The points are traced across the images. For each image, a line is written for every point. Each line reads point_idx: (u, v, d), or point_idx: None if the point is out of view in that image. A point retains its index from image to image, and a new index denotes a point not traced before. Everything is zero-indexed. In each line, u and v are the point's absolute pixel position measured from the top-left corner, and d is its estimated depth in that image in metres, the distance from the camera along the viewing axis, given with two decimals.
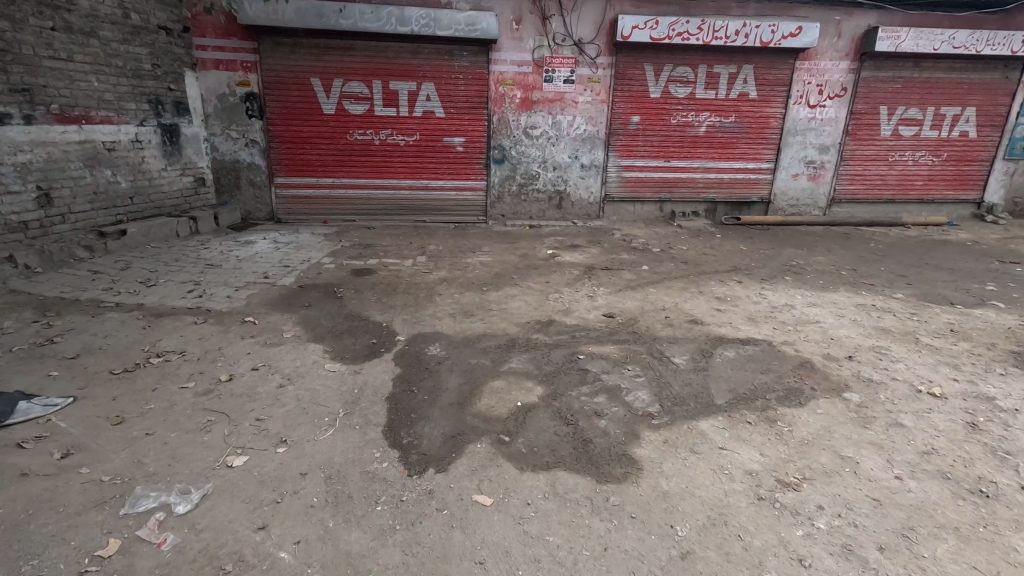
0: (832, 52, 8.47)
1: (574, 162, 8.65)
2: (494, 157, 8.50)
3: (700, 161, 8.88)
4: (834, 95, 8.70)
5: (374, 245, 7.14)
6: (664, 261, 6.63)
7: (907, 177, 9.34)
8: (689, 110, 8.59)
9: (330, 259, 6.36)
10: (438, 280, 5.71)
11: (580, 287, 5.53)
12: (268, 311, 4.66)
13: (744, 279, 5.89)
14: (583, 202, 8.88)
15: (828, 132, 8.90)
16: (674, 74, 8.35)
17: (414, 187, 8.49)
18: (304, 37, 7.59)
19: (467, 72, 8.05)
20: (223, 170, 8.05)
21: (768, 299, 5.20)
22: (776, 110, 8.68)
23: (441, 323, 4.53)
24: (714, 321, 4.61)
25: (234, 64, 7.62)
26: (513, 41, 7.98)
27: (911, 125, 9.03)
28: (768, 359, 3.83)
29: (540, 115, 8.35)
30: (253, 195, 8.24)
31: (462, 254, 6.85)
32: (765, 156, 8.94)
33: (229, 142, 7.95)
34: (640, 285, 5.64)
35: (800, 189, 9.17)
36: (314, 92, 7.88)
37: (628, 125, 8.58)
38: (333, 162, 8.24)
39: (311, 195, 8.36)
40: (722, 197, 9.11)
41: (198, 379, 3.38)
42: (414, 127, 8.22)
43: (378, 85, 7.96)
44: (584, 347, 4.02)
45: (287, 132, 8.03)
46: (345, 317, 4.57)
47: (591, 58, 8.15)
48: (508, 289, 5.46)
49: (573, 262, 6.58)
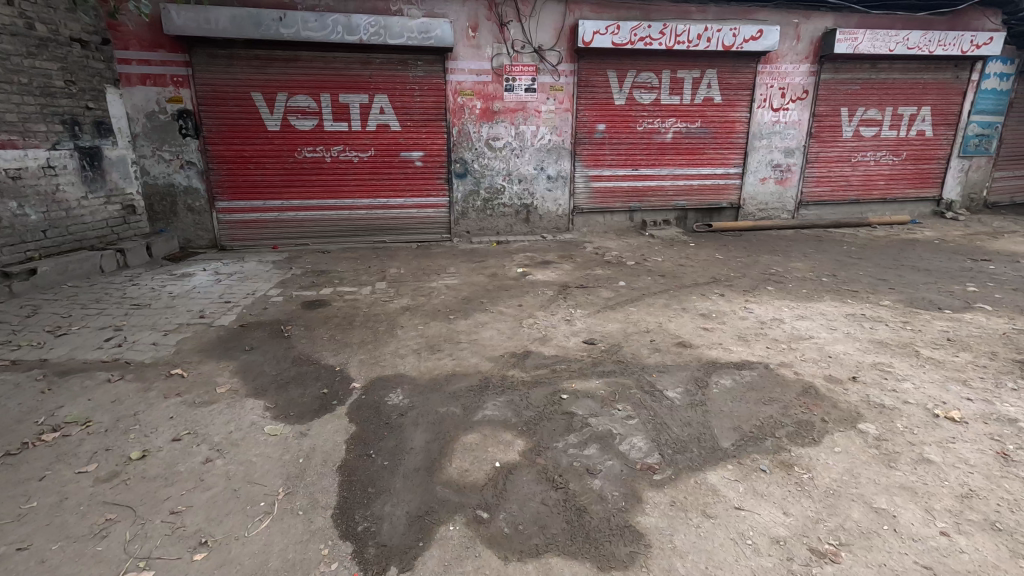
0: (792, 55, 8.41)
1: (540, 174, 8.27)
2: (456, 172, 8.03)
3: (669, 168, 8.65)
4: (797, 98, 8.65)
5: (329, 271, 6.54)
6: (641, 275, 6.28)
7: (870, 177, 9.37)
8: (654, 117, 8.36)
9: (278, 291, 5.72)
10: (400, 309, 5.16)
11: (556, 310, 5.09)
12: (201, 359, 4.02)
13: (726, 292, 5.59)
14: (552, 215, 8.50)
15: (793, 135, 8.83)
16: (637, 80, 8.11)
17: (371, 206, 7.93)
18: (242, 48, 6.97)
19: (423, 83, 7.58)
20: (156, 195, 7.29)
21: (754, 313, 4.89)
22: (741, 114, 8.55)
23: (403, 363, 4.00)
24: (703, 341, 4.25)
25: (163, 79, 6.93)
26: (470, 49, 7.57)
27: (871, 126, 9.07)
28: (769, 387, 3.48)
29: (502, 125, 7.95)
30: (192, 221, 7.51)
31: (426, 277, 6.32)
32: (733, 161, 8.80)
33: (162, 165, 7.21)
34: (619, 303, 5.25)
35: (768, 193, 9.07)
36: (256, 107, 7.25)
37: (594, 134, 8.27)
38: (281, 182, 7.61)
39: (258, 219, 7.68)
40: (692, 204, 8.91)
41: (101, 459, 2.74)
42: (368, 142, 7.68)
43: (327, 98, 7.39)
44: (567, 384, 3.57)
45: (227, 152, 7.35)
46: (292, 362, 3.98)
47: (552, 66, 7.83)
48: (477, 316, 4.97)
49: (546, 280, 6.16)
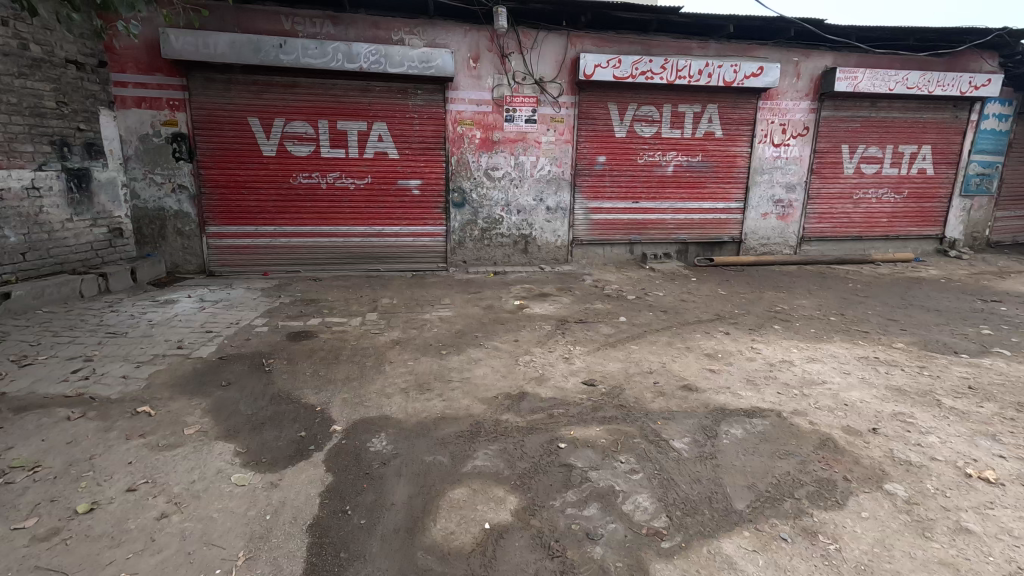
0: (793, 92, 8.44)
1: (539, 205, 8.15)
2: (454, 201, 7.90)
3: (669, 201, 8.55)
4: (798, 134, 8.63)
5: (319, 300, 6.31)
6: (642, 310, 6.07)
7: (872, 214, 9.29)
8: (655, 150, 8.29)
9: (264, 320, 5.47)
10: (390, 343, 4.91)
11: (554, 346, 4.84)
12: (172, 395, 3.74)
13: (731, 330, 5.38)
14: (550, 246, 8.34)
15: (794, 170, 8.78)
16: (638, 113, 8.08)
17: (366, 234, 7.76)
18: (241, 74, 6.92)
19: (423, 112, 7.52)
20: (145, 219, 7.11)
21: (763, 354, 4.66)
22: (742, 149, 8.51)
23: (389, 403, 3.73)
24: (711, 385, 4.00)
25: (159, 102, 6.84)
26: (471, 80, 7.54)
27: (872, 163, 9.04)
28: (784, 438, 3.21)
29: (502, 155, 7.87)
30: (181, 245, 7.31)
31: (420, 308, 6.10)
32: (734, 196, 8.72)
33: (154, 188, 7.06)
34: (620, 341, 5.02)
35: (769, 228, 8.96)
36: (252, 132, 7.15)
37: (594, 166, 8.19)
38: (274, 208, 7.45)
39: (248, 245, 7.49)
40: (693, 238, 8.77)
41: (43, 513, 2.44)
42: (365, 169, 7.57)
43: (324, 125, 7.31)
44: (565, 431, 3.30)
45: (221, 176, 7.21)
46: (270, 400, 3.71)
47: (553, 97, 7.80)
48: (471, 352, 4.72)
49: (544, 314, 5.93)
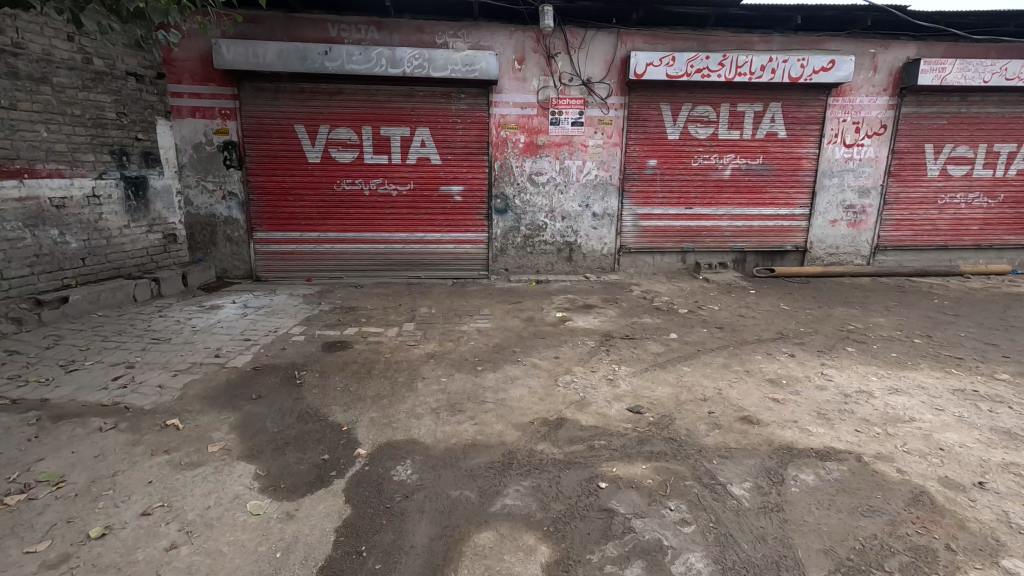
0: (868, 87, 7.68)
1: (585, 211, 7.80)
2: (496, 207, 7.68)
3: (726, 207, 7.98)
4: (873, 133, 7.85)
5: (358, 308, 6.25)
6: (695, 327, 5.61)
7: (960, 221, 8.33)
8: (711, 152, 7.76)
9: (301, 329, 5.43)
10: (424, 357, 4.72)
11: (597, 365, 4.50)
12: (202, 408, 3.68)
13: (797, 351, 4.84)
14: (596, 254, 7.97)
15: (868, 173, 7.99)
16: (693, 113, 7.58)
17: (408, 241, 7.67)
18: (288, 82, 6.99)
19: (466, 116, 7.35)
20: (197, 225, 7.32)
21: (836, 382, 4.12)
22: (808, 151, 7.83)
23: (417, 425, 3.51)
24: (774, 418, 3.54)
25: (211, 112, 7.02)
26: (515, 82, 7.31)
27: (961, 164, 8.10)
28: (866, 489, 2.75)
29: (546, 160, 7.58)
30: (231, 251, 7.48)
31: (458, 318, 5.90)
32: (799, 201, 8.03)
33: (206, 195, 7.25)
34: (670, 361, 4.60)
35: (839, 236, 8.20)
36: (298, 139, 7.21)
37: (644, 170, 7.75)
38: (319, 214, 7.48)
39: (294, 250, 7.56)
40: (752, 247, 8.15)
41: (57, 536, 2.36)
42: (408, 175, 7.47)
43: (368, 131, 7.28)
44: (607, 467, 2.97)
45: (268, 183, 7.32)
46: (297, 417, 3.58)
47: (601, 99, 7.43)
48: (507, 369, 4.45)
49: (587, 328, 5.58)
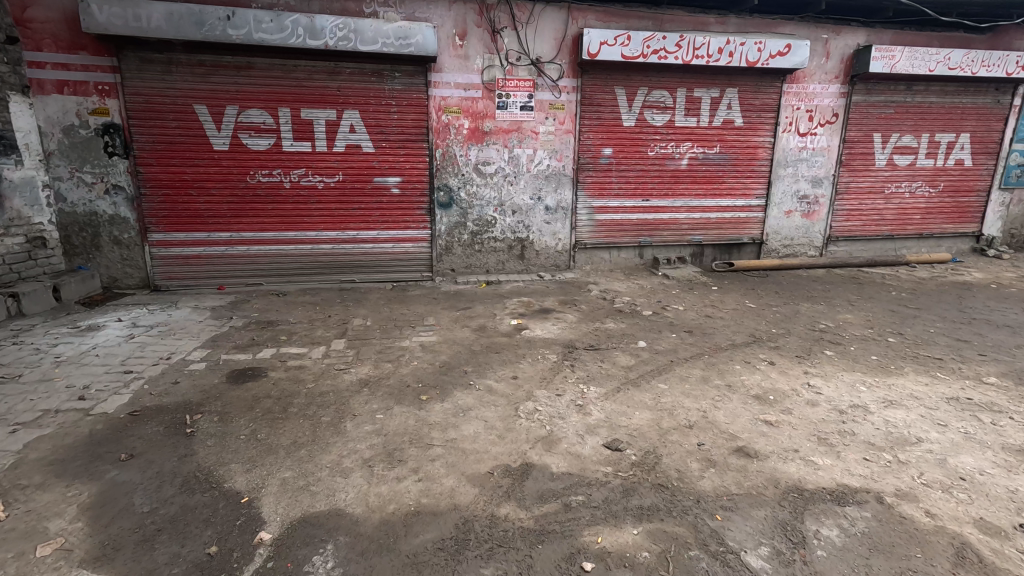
0: (821, 74, 7.49)
1: (537, 204, 7.15)
2: (439, 201, 6.88)
3: (683, 199, 7.58)
4: (825, 121, 7.68)
5: (278, 323, 5.29)
6: (663, 332, 5.10)
7: (905, 211, 8.38)
8: (668, 141, 7.31)
9: (202, 353, 4.43)
10: (355, 385, 3.90)
11: (562, 387, 3.86)
12: (43, 481, 2.70)
13: (775, 358, 4.42)
14: (550, 251, 7.35)
15: (821, 162, 7.84)
16: (649, 98, 7.09)
17: (339, 240, 6.72)
18: (184, 53, 5.85)
19: (402, 98, 6.48)
20: (74, 226, 6.04)
21: (826, 395, 3.70)
22: (763, 139, 7.57)
23: (344, 486, 2.72)
24: (773, 448, 3.03)
25: (85, 87, 5.76)
26: (457, 60, 6.50)
27: (906, 154, 8.12)
28: (902, 546, 2.26)
29: (494, 148, 6.85)
30: (120, 256, 6.24)
31: (398, 331, 5.09)
32: (755, 192, 7.77)
33: (83, 189, 5.98)
34: (643, 377, 4.04)
35: (793, 227, 8.03)
36: (199, 122, 6.07)
37: (599, 159, 7.20)
38: (229, 211, 6.38)
39: (200, 254, 6.42)
40: (709, 240, 7.82)
41: None
42: (336, 165, 6.51)
43: (286, 113, 6.25)
44: (590, 538, 2.34)
45: (164, 175, 6.14)
46: (180, 487, 2.69)
47: (552, 81, 6.78)
48: (458, 397, 3.72)
49: (547, 338, 4.94)
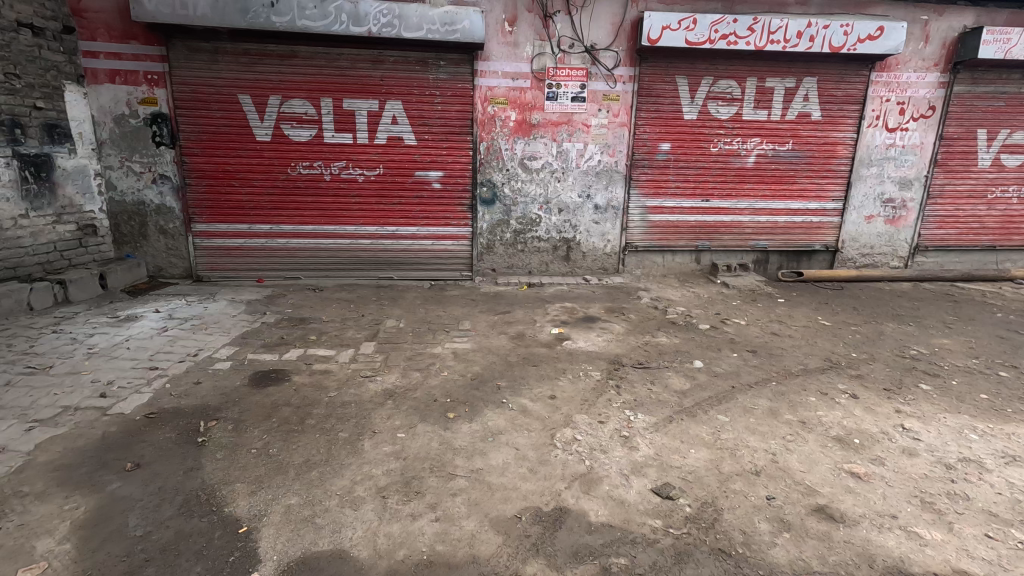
0: (917, 61, 6.58)
1: (586, 203, 6.67)
2: (482, 197, 6.54)
3: (748, 200, 6.89)
4: (919, 115, 6.77)
5: (310, 321, 5.11)
6: (722, 351, 4.54)
7: (1011, 219, 7.30)
8: (733, 136, 6.64)
9: (230, 351, 4.29)
10: (380, 396, 3.61)
11: (605, 413, 3.42)
12: (44, 490, 2.55)
13: (859, 390, 3.79)
14: (598, 253, 6.87)
15: (911, 162, 6.93)
16: (714, 88, 6.44)
17: (377, 235, 6.51)
18: (229, 41, 5.76)
19: (446, 88, 6.16)
20: (123, 215, 6.12)
21: (927, 443, 3.08)
22: (844, 135, 6.75)
23: (352, 521, 2.41)
24: (864, 511, 2.49)
25: (135, 76, 5.78)
26: (505, 48, 6.11)
27: (1017, 153, 7.05)
28: None
29: (541, 141, 6.43)
30: (165, 245, 6.29)
31: (431, 335, 4.78)
32: (831, 194, 6.97)
33: (132, 178, 6.04)
34: (700, 406, 3.53)
35: (874, 234, 7.16)
36: (243, 112, 5.99)
37: (656, 155, 6.62)
38: (270, 203, 6.29)
39: (241, 245, 6.38)
40: (776, 246, 7.09)
41: None
42: (377, 157, 6.28)
43: (328, 104, 6.07)
44: None
45: (208, 165, 6.11)
46: (179, 508, 2.46)
47: (607, 69, 6.27)
48: (488, 418, 3.36)
49: (590, 352, 4.49)
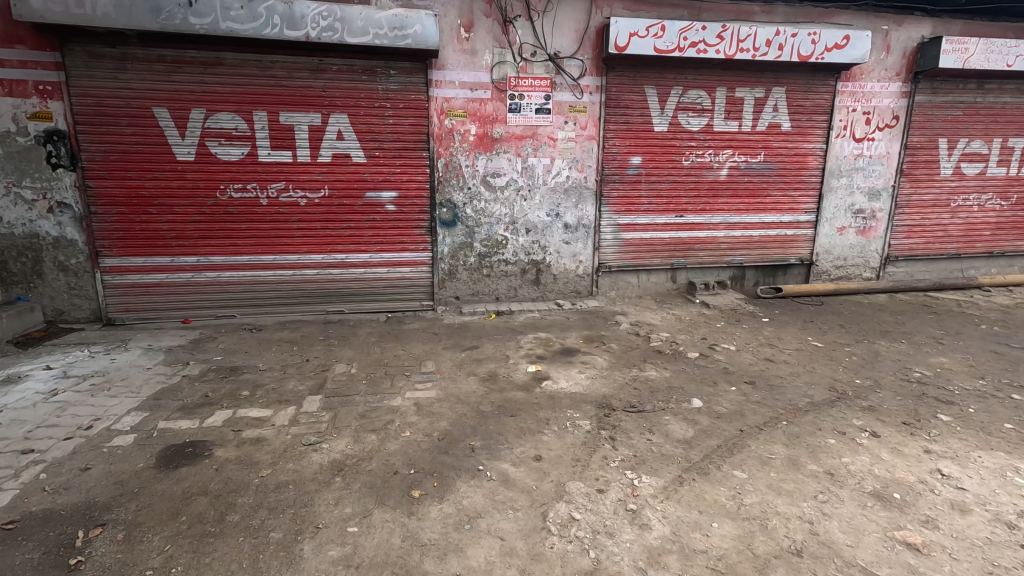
0: (880, 71, 6.51)
1: (555, 222, 6.18)
2: (442, 219, 5.93)
3: (723, 214, 6.59)
4: (884, 125, 6.69)
5: (243, 370, 4.31)
6: (719, 385, 4.07)
7: (973, 226, 7.34)
8: (705, 148, 6.34)
9: (136, 419, 3.45)
10: (325, 473, 2.90)
11: (604, 478, 2.85)
12: None
13: (878, 427, 3.38)
14: (570, 275, 6.37)
15: (879, 172, 6.84)
16: (684, 99, 6.13)
17: (324, 265, 5.77)
18: (140, 47, 4.96)
19: (398, 100, 5.56)
20: (11, 250, 5.15)
21: (975, 494, 2.66)
22: (814, 146, 6.59)
23: None
24: None
25: (22, 87, 4.88)
26: (462, 56, 5.58)
27: (976, 161, 7.10)
28: None
29: (505, 157, 5.91)
30: (66, 284, 5.32)
31: (389, 383, 4.09)
32: (804, 206, 6.77)
33: (22, 207, 5.09)
34: (710, 460, 3.01)
35: (847, 246, 7.01)
36: (159, 128, 5.17)
37: (627, 170, 6.23)
38: (196, 232, 5.45)
39: (161, 282, 5.49)
40: (751, 261, 6.82)
41: None
42: (321, 177, 5.58)
43: (262, 118, 5.34)
44: None
45: (119, 190, 5.23)
46: None
47: (573, 79, 5.84)
48: (462, 495, 2.72)
49: (574, 394, 3.90)
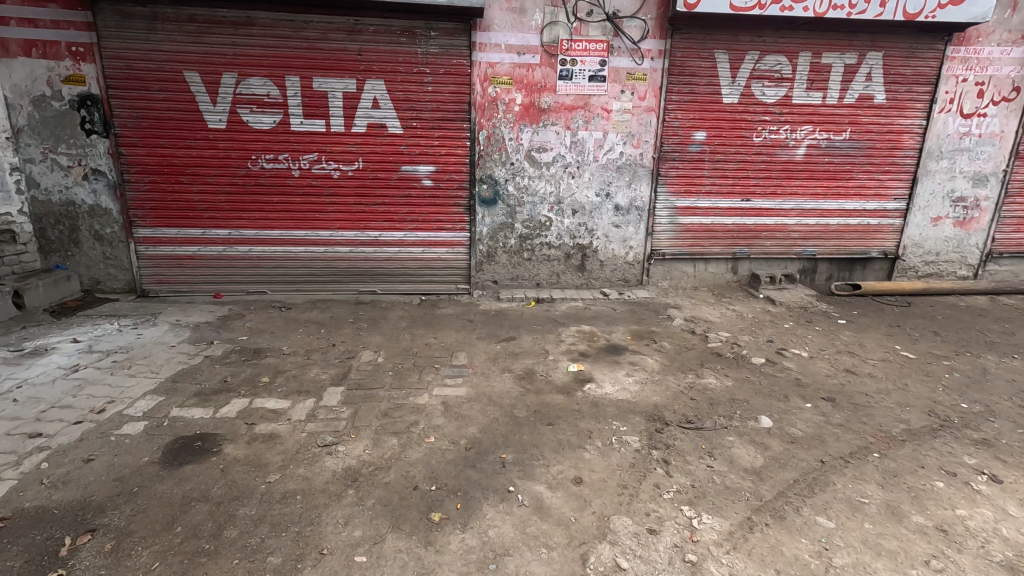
0: (1002, 33, 5.50)
1: (605, 203, 5.62)
2: (482, 196, 5.49)
3: (796, 200, 5.84)
4: (1001, 98, 5.69)
5: (266, 353, 4.08)
6: (791, 400, 3.50)
7: None
8: (781, 123, 5.57)
9: (149, 404, 3.25)
10: (337, 483, 2.58)
11: (656, 514, 2.39)
12: None
13: (998, 469, 2.75)
14: (618, 262, 5.83)
15: (988, 154, 5.86)
16: (760, 66, 5.37)
17: (357, 242, 5.47)
18: (171, 6, 4.69)
19: (438, 64, 5.10)
20: (49, 217, 5.09)
21: None
22: (911, 122, 5.69)
23: None
24: None
25: (56, 48, 4.72)
26: (509, 15, 5.03)
27: None
28: None
29: (553, 129, 5.36)
30: (101, 253, 5.25)
31: (416, 377, 3.74)
32: (893, 192, 5.91)
33: (58, 174, 5.00)
34: (786, 500, 2.50)
35: (941, 239, 6.11)
36: (190, 93, 4.93)
37: (689, 146, 5.56)
38: (228, 204, 5.24)
39: (194, 254, 5.34)
40: (825, 253, 6.05)
41: None
42: (355, 148, 5.23)
43: (295, 84, 5.00)
44: None
45: (152, 158, 5.06)
46: None
47: (632, 42, 5.19)
48: (488, 523, 2.34)
49: (621, 402, 3.44)
